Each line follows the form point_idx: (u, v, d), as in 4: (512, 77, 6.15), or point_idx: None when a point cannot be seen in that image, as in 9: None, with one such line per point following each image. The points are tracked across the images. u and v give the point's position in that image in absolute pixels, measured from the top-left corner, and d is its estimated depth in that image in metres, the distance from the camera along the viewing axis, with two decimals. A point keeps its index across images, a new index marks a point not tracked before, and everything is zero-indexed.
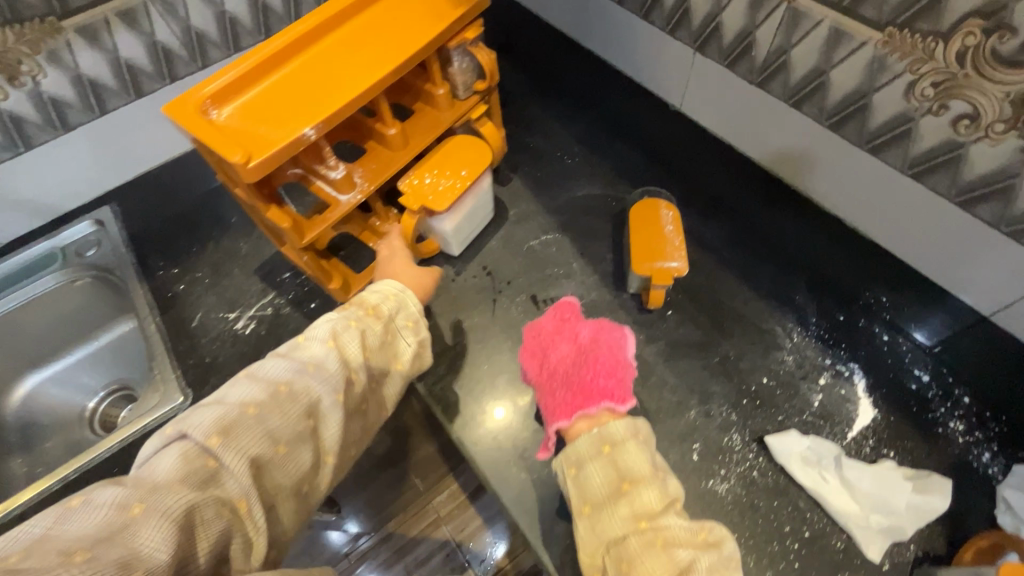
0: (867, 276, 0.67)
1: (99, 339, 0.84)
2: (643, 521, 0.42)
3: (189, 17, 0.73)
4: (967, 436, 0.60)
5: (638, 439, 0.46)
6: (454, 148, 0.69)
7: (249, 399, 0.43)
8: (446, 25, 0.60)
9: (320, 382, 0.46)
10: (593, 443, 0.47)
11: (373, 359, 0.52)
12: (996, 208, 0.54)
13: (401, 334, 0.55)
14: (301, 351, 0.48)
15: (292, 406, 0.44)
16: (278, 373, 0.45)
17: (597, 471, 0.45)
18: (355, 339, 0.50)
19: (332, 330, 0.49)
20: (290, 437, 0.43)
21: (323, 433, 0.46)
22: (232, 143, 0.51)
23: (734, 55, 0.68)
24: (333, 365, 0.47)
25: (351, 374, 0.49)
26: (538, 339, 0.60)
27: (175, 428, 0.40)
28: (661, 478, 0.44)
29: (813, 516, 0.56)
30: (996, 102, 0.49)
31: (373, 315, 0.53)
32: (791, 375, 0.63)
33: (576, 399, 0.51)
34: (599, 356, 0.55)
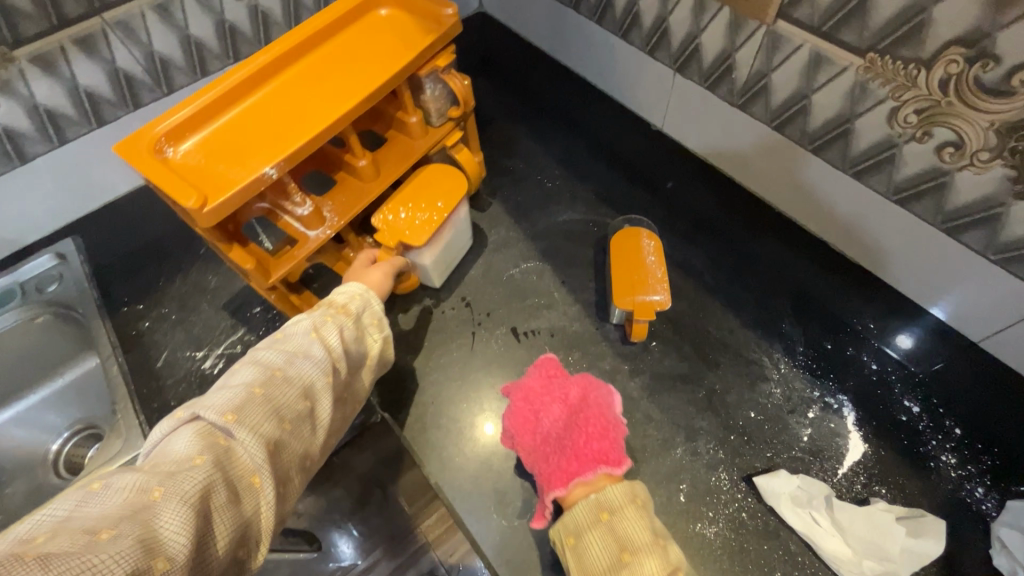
0: (854, 302, 0.66)
1: (63, 375, 0.80)
2: None
3: (152, 43, 0.71)
4: (959, 470, 0.57)
5: (637, 506, 0.46)
6: (428, 178, 0.66)
7: (247, 384, 0.43)
8: (416, 53, 0.58)
9: (310, 365, 0.46)
10: (591, 510, 0.47)
11: (355, 347, 0.52)
12: (984, 236, 0.53)
13: (370, 329, 0.55)
14: (290, 341, 0.48)
15: (288, 389, 0.44)
16: (273, 359, 0.45)
17: (595, 540, 0.45)
18: (336, 329, 0.50)
19: (316, 321, 0.50)
20: (292, 417, 0.43)
21: (320, 414, 0.46)
22: (187, 184, 0.48)
23: (714, 77, 0.66)
24: (321, 351, 0.47)
25: (338, 365, 0.49)
26: (527, 401, 0.58)
27: (186, 412, 0.40)
28: (662, 546, 0.43)
29: (805, 560, 0.54)
30: (981, 130, 0.48)
31: (346, 312, 0.53)
32: (779, 410, 0.61)
33: (571, 466, 0.51)
34: (589, 417, 0.55)
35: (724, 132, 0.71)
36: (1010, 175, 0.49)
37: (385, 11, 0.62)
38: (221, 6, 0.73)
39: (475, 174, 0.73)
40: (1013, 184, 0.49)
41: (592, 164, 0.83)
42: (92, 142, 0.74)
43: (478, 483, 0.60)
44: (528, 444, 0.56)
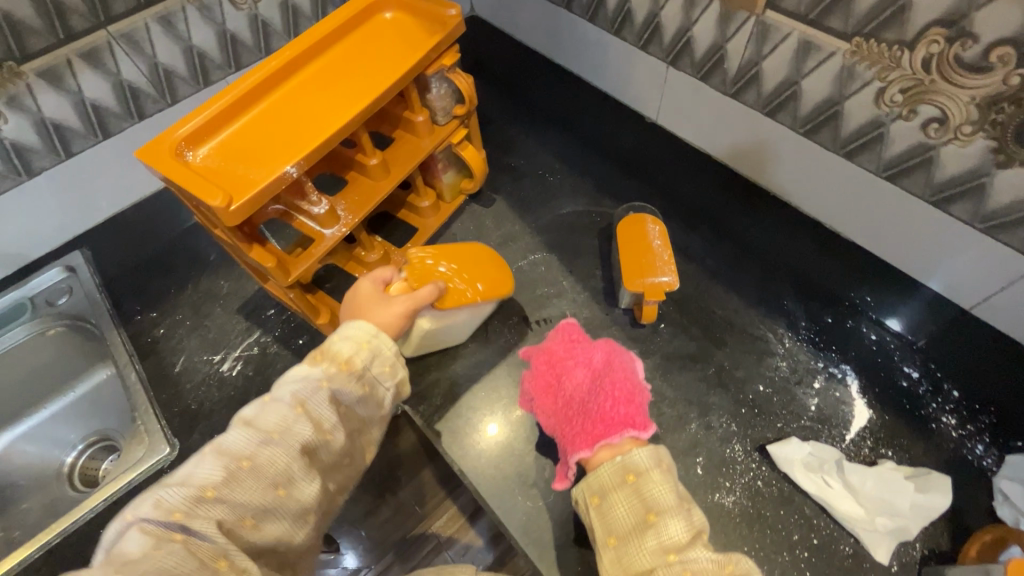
0: (853, 278, 0.68)
1: (75, 389, 0.80)
2: (672, 553, 0.43)
3: (156, 54, 0.69)
4: (959, 429, 0.62)
5: (663, 469, 0.48)
6: (483, 263, 0.67)
7: (208, 481, 0.41)
8: (424, 53, 0.60)
9: (285, 449, 0.44)
10: (617, 472, 0.49)
11: (352, 408, 0.49)
12: (970, 207, 0.55)
13: (379, 378, 0.51)
14: (264, 415, 0.45)
15: (253, 483, 0.42)
16: (241, 445, 0.43)
17: (621, 500, 0.47)
18: (325, 402, 0.47)
19: (300, 394, 0.46)
20: (259, 509, 0.42)
21: (300, 498, 0.44)
22: (212, 186, 0.49)
23: (706, 69, 0.67)
24: (303, 430, 0.45)
25: (325, 436, 0.46)
26: (551, 365, 0.64)
27: (135, 511, 0.39)
28: (687, 509, 0.46)
29: (820, 523, 0.56)
30: (963, 105, 0.50)
31: (345, 370, 0.49)
32: (786, 381, 0.65)
33: (596, 429, 0.53)
34: (614, 381, 0.57)
35: (717, 121, 0.71)
36: (992, 147, 0.50)
37: (389, 15, 0.64)
38: (222, 16, 0.71)
39: (479, 169, 0.75)
40: (995, 155, 0.51)
41: (589, 160, 0.86)
42: (101, 154, 0.71)
43: (501, 468, 0.62)
44: (551, 407, 0.61)
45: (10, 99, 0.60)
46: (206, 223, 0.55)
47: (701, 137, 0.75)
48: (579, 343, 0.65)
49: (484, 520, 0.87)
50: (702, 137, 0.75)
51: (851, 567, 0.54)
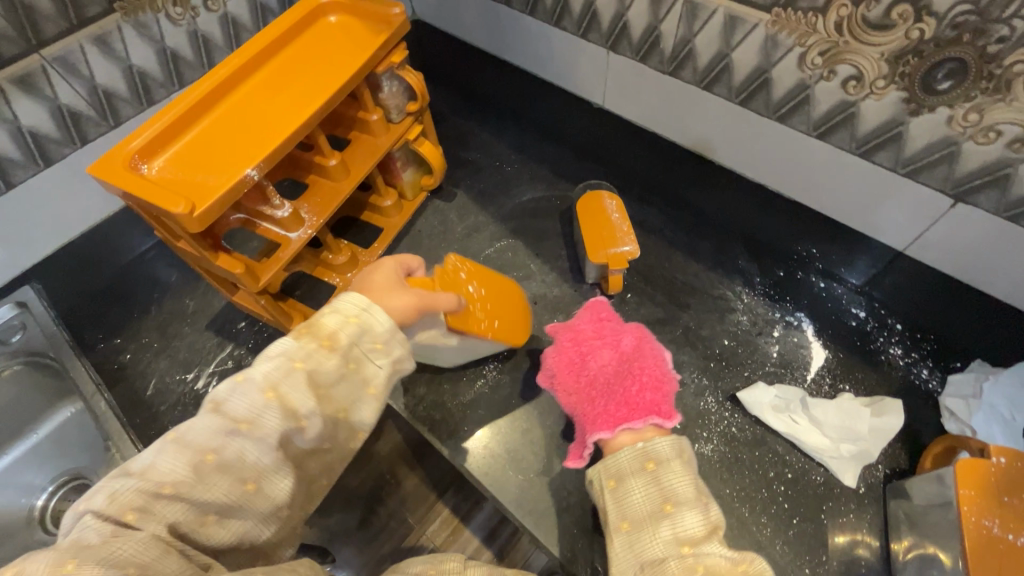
0: (797, 234, 0.73)
1: (38, 431, 0.75)
2: (686, 546, 0.45)
3: (95, 76, 0.64)
4: (906, 358, 0.68)
5: (683, 461, 0.50)
6: (508, 308, 0.67)
7: (167, 477, 0.38)
8: (371, 51, 0.60)
9: (254, 444, 0.40)
10: (638, 458, 0.50)
11: (338, 392, 0.44)
12: (892, 154, 0.59)
13: (367, 357, 0.46)
14: (234, 396, 0.41)
15: (219, 479, 0.39)
16: (203, 437, 0.39)
17: (639, 486, 0.49)
18: (300, 387, 0.42)
19: (275, 377, 0.41)
20: (224, 502, 0.39)
21: (269, 492, 0.41)
22: (172, 194, 0.49)
23: (644, 50, 0.69)
24: (275, 422, 0.41)
25: (301, 423, 0.42)
26: (577, 343, 0.63)
27: (88, 501, 0.37)
28: (704, 503, 0.48)
29: (793, 458, 0.60)
30: (875, 62, 0.53)
31: (328, 347, 0.44)
32: (747, 333, 0.70)
33: (620, 411, 0.55)
34: (642, 366, 0.59)
35: (662, 99, 0.73)
36: (904, 97, 0.54)
37: (334, 18, 0.64)
38: (160, 33, 0.67)
39: (439, 165, 0.77)
40: (907, 105, 0.55)
41: (543, 148, 0.90)
42: (43, 183, 0.67)
43: (493, 445, 0.65)
44: (573, 385, 0.61)
45: None
46: (169, 234, 0.55)
47: (647, 118, 0.77)
48: (609, 323, 0.65)
49: (480, 511, 0.88)
50: (649, 118, 0.77)
51: (824, 493, 0.58)
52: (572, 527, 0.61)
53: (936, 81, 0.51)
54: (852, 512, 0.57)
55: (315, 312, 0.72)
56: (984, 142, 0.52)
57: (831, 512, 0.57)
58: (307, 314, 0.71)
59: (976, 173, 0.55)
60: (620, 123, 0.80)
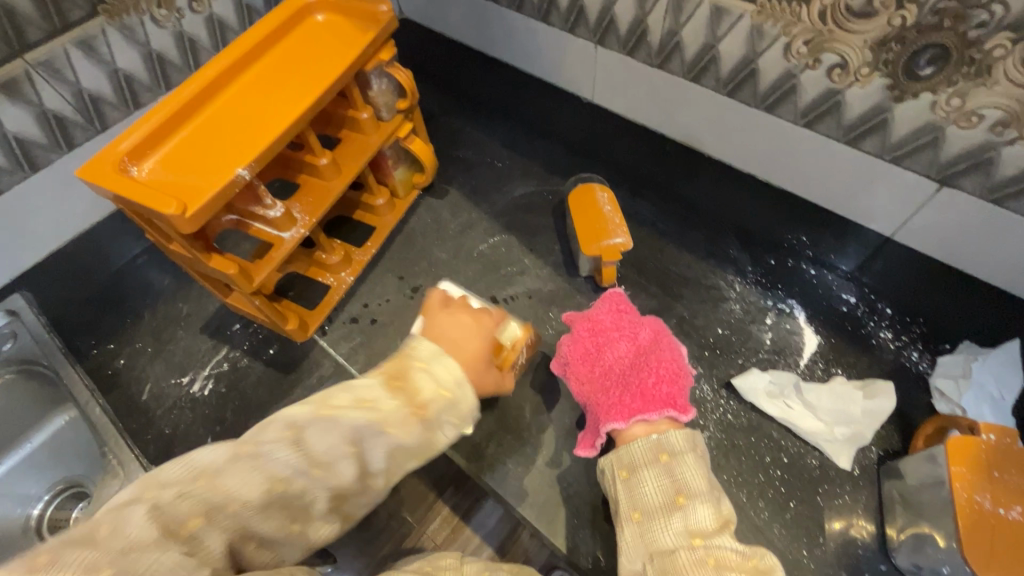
0: (787, 223, 0.74)
1: (32, 440, 0.74)
2: (697, 537, 0.45)
3: (80, 80, 0.64)
4: (896, 341, 0.70)
5: (696, 454, 0.51)
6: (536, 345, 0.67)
7: (237, 495, 0.37)
8: (360, 49, 0.60)
9: (318, 491, 0.40)
10: (651, 450, 0.52)
11: (407, 457, 0.44)
12: (878, 141, 0.60)
13: (442, 426, 0.45)
14: (319, 434, 0.40)
15: (274, 515, 0.39)
16: (280, 468, 0.39)
17: (651, 477, 0.50)
18: (380, 450, 0.42)
19: (361, 430, 0.41)
20: (269, 536, 0.39)
21: (308, 534, 0.42)
22: (163, 196, 0.49)
23: (632, 43, 0.69)
24: (347, 472, 0.41)
25: (365, 480, 0.42)
26: (594, 334, 0.63)
27: (153, 492, 0.36)
28: (717, 498, 0.48)
29: (788, 442, 0.61)
30: (858, 49, 0.54)
31: (416, 415, 0.43)
32: (741, 322, 0.71)
33: (635, 403, 0.56)
34: (659, 359, 0.59)
35: (651, 92, 0.74)
36: (888, 84, 0.55)
37: (322, 17, 0.64)
38: (145, 36, 0.66)
39: (430, 162, 0.77)
40: (891, 92, 0.55)
41: (534, 143, 0.90)
42: (31, 190, 0.66)
43: (491, 439, 0.66)
44: (586, 375, 0.61)
45: None
46: (162, 237, 0.55)
47: (636, 111, 0.78)
48: (627, 315, 0.64)
49: (480, 507, 0.89)
50: (638, 111, 0.78)
51: (820, 477, 0.59)
52: (572, 516, 0.62)
53: (919, 67, 0.52)
54: (847, 494, 0.58)
55: (309, 313, 0.72)
56: (967, 126, 0.53)
57: (826, 494, 0.58)
58: (301, 315, 0.71)
59: (961, 157, 0.55)
60: (611, 117, 0.81)
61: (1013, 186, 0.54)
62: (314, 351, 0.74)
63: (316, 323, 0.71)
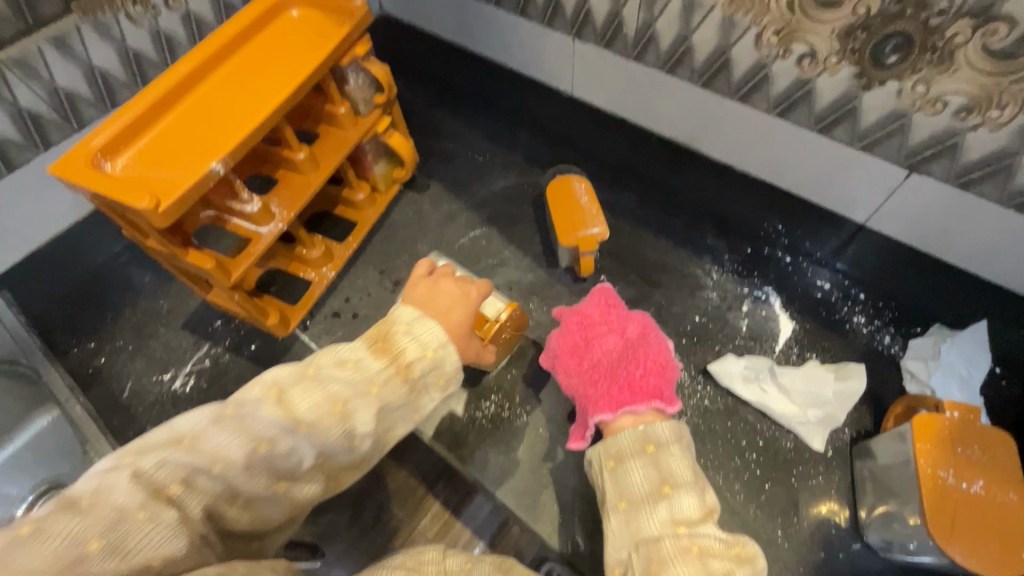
0: (762, 212, 0.75)
1: (5, 447, 0.66)
2: (681, 526, 0.46)
3: (55, 78, 0.63)
4: (869, 326, 0.71)
5: (681, 446, 0.52)
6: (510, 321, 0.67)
7: (221, 452, 0.37)
8: (334, 43, 0.60)
9: (306, 451, 0.40)
10: (638, 441, 0.52)
11: (393, 420, 0.45)
12: (849, 128, 0.60)
13: (427, 390, 0.46)
14: (302, 394, 0.41)
15: (260, 473, 0.39)
16: (264, 426, 0.39)
17: (637, 466, 0.50)
18: (368, 411, 0.42)
19: (346, 391, 0.41)
20: (254, 494, 0.39)
21: (293, 496, 0.41)
22: (136, 190, 0.49)
23: (608, 36, 0.70)
24: (334, 431, 0.41)
25: (354, 443, 0.42)
26: (582, 328, 0.64)
27: (132, 458, 0.36)
28: (701, 487, 0.49)
29: (763, 426, 0.62)
30: (826, 39, 0.55)
31: (402, 376, 0.43)
32: (718, 309, 0.73)
33: (623, 394, 0.56)
34: (647, 352, 0.60)
35: (627, 83, 0.74)
36: (857, 73, 0.56)
37: (296, 12, 0.64)
38: (121, 32, 0.66)
39: (410, 156, 0.77)
40: (859, 80, 0.56)
41: (515, 136, 0.90)
42: (6, 189, 0.65)
43: (473, 429, 0.67)
44: (575, 368, 0.62)
45: None
46: (138, 232, 0.55)
47: (613, 104, 0.79)
48: (615, 310, 0.65)
49: (468, 500, 0.89)
50: (615, 103, 0.78)
51: (794, 458, 0.60)
52: (552, 501, 0.63)
53: (884, 55, 0.53)
54: (820, 475, 0.59)
55: (291, 307, 0.72)
56: (932, 113, 0.54)
57: (801, 475, 0.59)
58: (283, 309, 0.71)
59: (927, 144, 0.57)
60: (590, 109, 0.81)
61: (979, 170, 0.55)
62: (296, 346, 0.74)
63: (298, 317, 0.71)
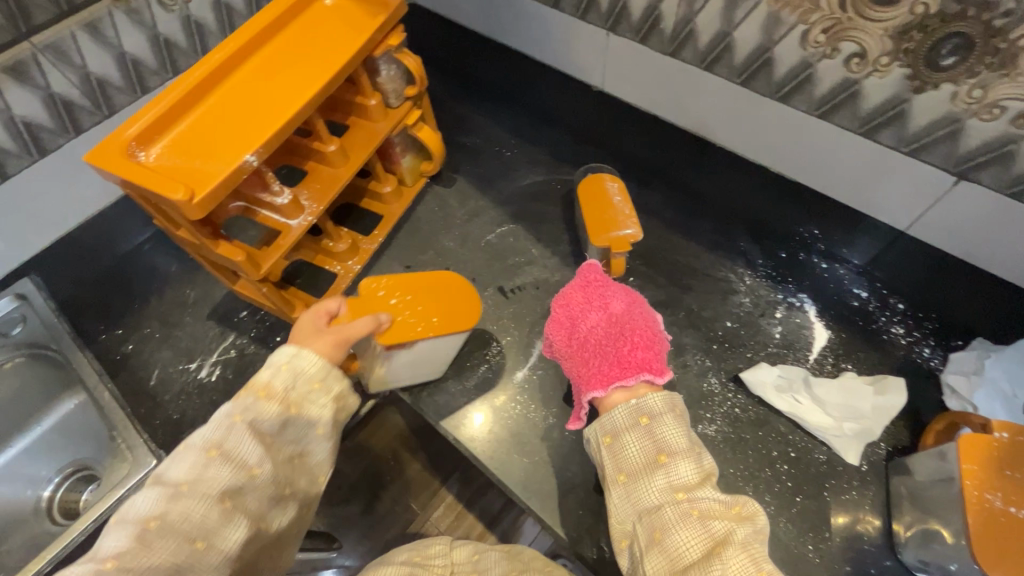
0: (798, 216, 0.73)
1: (41, 423, 0.76)
2: (680, 492, 0.48)
3: (87, 64, 0.63)
4: (908, 337, 0.69)
5: (675, 414, 0.52)
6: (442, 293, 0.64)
7: (111, 551, 0.39)
8: (369, 34, 0.59)
9: (202, 502, 0.42)
10: (632, 414, 0.53)
11: (283, 439, 0.47)
12: (896, 132, 0.58)
13: (309, 399, 0.49)
14: (174, 465, 0.43)
15: (165, 542, 0.40)
16: (147, 503, 0.41)
17: (633, 440, 0.52)
18: (246, 439, 0.44)
19: (212, 437, 0.44)
20: (174, 566, 0.40)
21: (222, 547, 0.42)
22: (171, 180, 0.49)
23: (644, 30, 0.68)
24: (221, 473, 0.43)
25: (252, 473, 0.44)
26: (567, 308, 0.63)
27: None
28: (697, 452, 0.50)
29: (796, 437, 0.60)
30: (878, 38, 0.52)
31: (264, 398, 0.47)
32: (750, 315, 0.71)
33: (613, 369, 0.56)
34: (633, 327, 0.58)
35: (660, 80, 0.72)
36: (909, 74, 0.53)
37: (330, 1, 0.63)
38: (153, 19, 0.65)
39: (438, 150, 0.76)
40: (911, 82, 0.54)
41: (542, 132, 0.89)
42: (39, 175, 0.65)
43: (496, 430, 0.65)
44: (566, 349, 0.61)
45: None
46: (170, 223, 0.55)
47: (645, 100, 0.76)
48: (599, 286, 0.63)
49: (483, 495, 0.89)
50: (647, 100, 0.76)
51: (827, 471, 0.58)
52: (575, 508, 0.61)
53: (940, 57, 0.51)
54: (854, 489, 0.58)
55: (315, 300, 0.71)
56: (988, 118, 0.52)
57: (833, 489, 0.58)
58: (309, 302, 0.71)
59: (980, 150, 0.54)
60: (622, 105, 0.79)
61: None
62: None
63: None
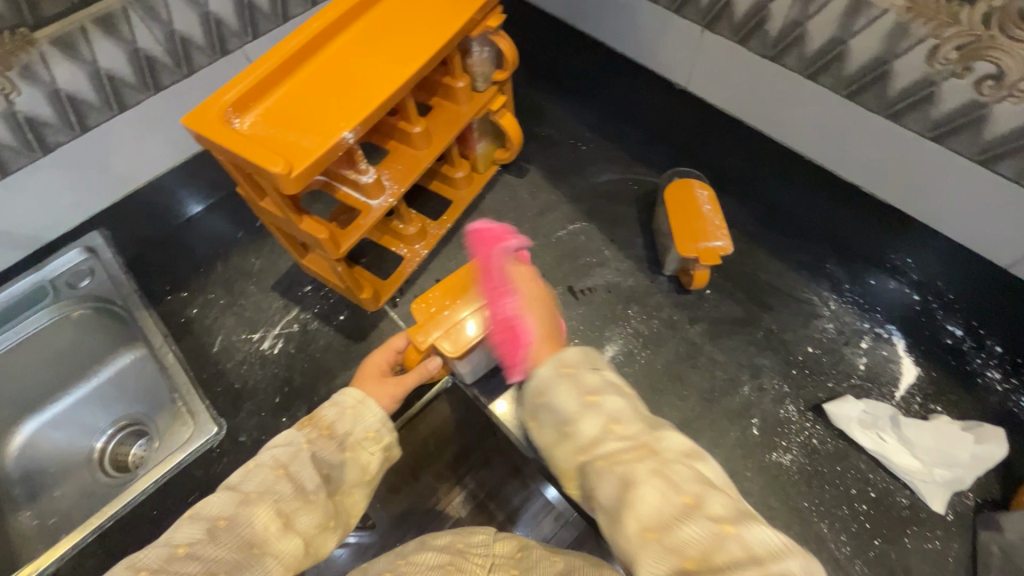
0: (891, 243, 0.68)
1: (99, 373, 0.76)
2: (584, 454, 0.44)
3: (173, 21, 0.61)
4: (1005, 383, 0.66)
5: (564, 377, 0.47)
6: None
7: (183, 539, 0.43)
8: (467, 15, 0.57)
9: (265, 510, 0.45)
10: (530, 398, 0.49)
11: (338, 474, 0.51)
12: (1018, 164, 0.53)
13: (362, 446, 0.52)
14: (248, 478, 0.47)
15: (230, 541, 0.43)
16: (220, 507, 0.45)
17: (541, 419, 0.48)
18: (308, 465, 0.48)
19: (284, 456, 0.48)
20: (230, 566, 0.42)
21: (276, 557, 0.44)
22: (270, 152, 0.48)
23: (747, 30, 0.63)
24: (287, 488, 0.47)
25: (310, 495, 0.47)
26: None
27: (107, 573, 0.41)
28: (592, 406, 0.45)
29: (876, 477, 0.62)
30: (1021, 59, 0.47)
31: (327, 437, 0.51)
32: (834, 342, 0.70)
33: None
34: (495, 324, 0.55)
35: (757, 86, 0.68)
36: None
37: None
38: None
39: (517, 138, 0.74)
40: None
41: (620, 130, 0.86)
42: (117, 130, 0.65)
43: None
44: None
45: (22, 71, 0.54)
46: (257, 193, 0.54)
47: (735, 105, 0.72)
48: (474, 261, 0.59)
49: None
50: (737, 106, 0.72)
51: (908, 516, 0.60)
52: None
53: None
54: (937, 539, 0.58)
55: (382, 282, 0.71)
56: None
57: (915, 536, 0.58)
58: (374, 284, 0.70)
59: None
60: (710, 108, 0.75)
61: None
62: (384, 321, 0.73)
63: (388, 294, 0.70)
